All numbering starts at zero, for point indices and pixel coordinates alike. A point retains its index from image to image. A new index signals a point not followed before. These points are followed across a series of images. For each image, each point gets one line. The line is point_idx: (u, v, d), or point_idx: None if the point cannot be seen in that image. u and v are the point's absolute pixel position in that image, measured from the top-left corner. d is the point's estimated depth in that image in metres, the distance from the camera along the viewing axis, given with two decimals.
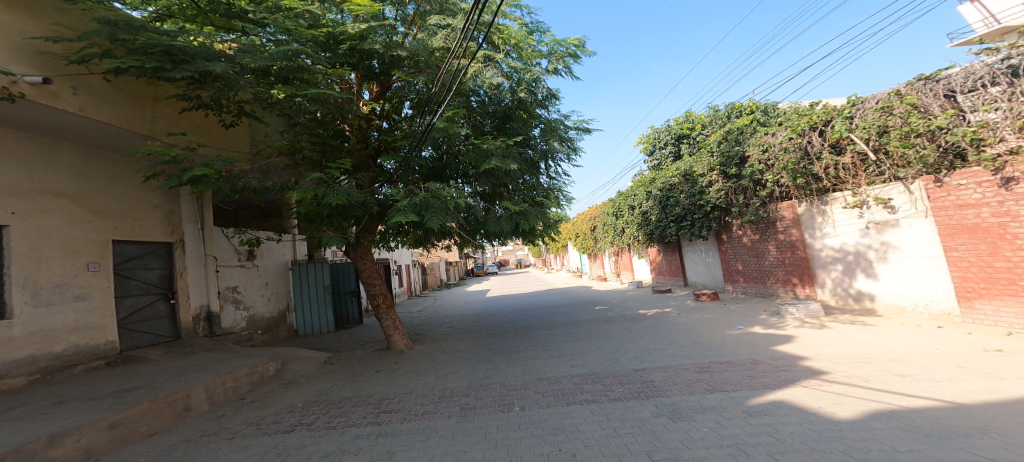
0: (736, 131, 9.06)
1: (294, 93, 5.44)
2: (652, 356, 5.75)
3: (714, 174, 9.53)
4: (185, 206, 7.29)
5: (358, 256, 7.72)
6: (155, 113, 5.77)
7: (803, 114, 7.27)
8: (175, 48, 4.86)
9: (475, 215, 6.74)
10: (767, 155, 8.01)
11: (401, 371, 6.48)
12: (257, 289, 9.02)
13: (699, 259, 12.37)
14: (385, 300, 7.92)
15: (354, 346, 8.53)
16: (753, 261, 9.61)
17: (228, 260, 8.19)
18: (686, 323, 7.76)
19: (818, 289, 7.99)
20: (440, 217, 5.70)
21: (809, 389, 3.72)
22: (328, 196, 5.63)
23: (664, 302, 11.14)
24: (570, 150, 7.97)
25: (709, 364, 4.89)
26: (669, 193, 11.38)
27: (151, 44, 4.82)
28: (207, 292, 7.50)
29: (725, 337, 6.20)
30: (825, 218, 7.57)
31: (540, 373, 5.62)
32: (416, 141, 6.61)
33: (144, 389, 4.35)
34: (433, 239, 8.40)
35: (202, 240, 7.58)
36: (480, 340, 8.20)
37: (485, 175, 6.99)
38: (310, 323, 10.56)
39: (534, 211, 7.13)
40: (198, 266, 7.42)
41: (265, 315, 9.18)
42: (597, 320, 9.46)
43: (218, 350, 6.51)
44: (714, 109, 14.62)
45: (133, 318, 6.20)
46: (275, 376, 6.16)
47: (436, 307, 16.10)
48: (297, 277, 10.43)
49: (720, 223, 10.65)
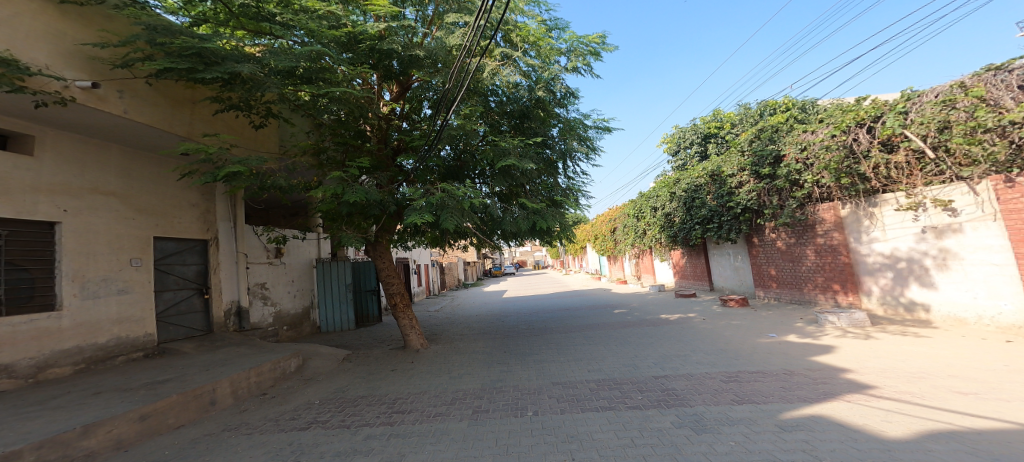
0: (769, 128, 8.61)
1: (320, 93, 5.49)
2: (674, 363, 5.47)
3: (744, 174, 9.09)
4: (220, 203, 7.48)
5: (377, 255, 7.74)
6: (193, 115, 5.94)
7: (847, 111, 6.86)
8: (208, 51, 5.00)
9: (491, 214, 6.58)
10: (807, 154, 7.55)
11: (417, 371, 6.44)
12: (283, 286, 9.22)
13: (726, 263, 11.85)
14: (402, 299, 7.90)
15: (373, 345, 8.58)
16: (788, 265, 9.09)
17: (257, 257, 8.38)
18: (712, 329, 7.40)
19: (864, 297, 7.45)
20: (456, 216, 5.62)
21: (852, 405, 3.42)
22: (347, 194, 5.64)
23: (689, 307, 10.71)
24: (589, 149, 7.74)
25: (737, 373, 4.59)
26: (695, 194, 10.98)
27: (184, 47, 4.96)
28: (237, 288, 7.68)
29: (754, 345, 5.84)
30: (872, 220, 7.07)
31: (556, 377, 5.44)
32: (432, 140, 6.55)
33: (175, 382, 4.45)
34: (452, 239, 8.33)
35: (235, 237, 7.77)
36: (497, 342, 8.09)
37: (501, 174, 6.88)
38: (333, 321, 10.73)
39: (551, 211, 6.93)
40: (230, 263, 7.60)
41: (290, 312, 9.37)
42: (617, 324, 9.18)
43: (245, 345, 6.66)
44: (744, 108, 14.04)
45: (170, 311, 6.41)
46: (296, 372, 6.24)
47: (455, 307, 16.13)
48: (321, 275, 10.62)
49: (750, 226, 10.16)
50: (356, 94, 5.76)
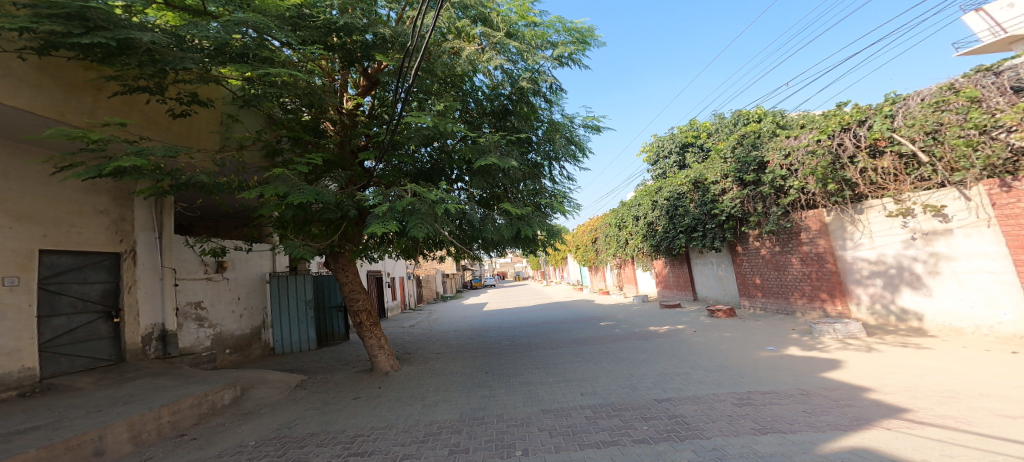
0: (751, 134, 8.39)
1: (259, 73, 4.73)
2: (673, 384, 4.91)
3: (728, 181, 8.83)
4: (140, 211, 6.50)
5: (339, 268, 6.89)
6: (95, 102, 5.13)
7: (830, 115, 6.63)
8: (92, 13, 4.24)
9: (470, 221, 5.89)
10: (792, 159, 7.31)
11: (383, 400, 5.60)
12: (225, 304, 8.16)
13: (710, 272, 11.61)
14: (369, 318, 7.06)
15: (334, 368, 7.62)
16: (773, 274, 8.83)
17: (190, 272, 7.35)
18: (704, 342, 6.94)
19: (853, 306, 7.18)
20: (426, 225, 4.82)
21: (896, 434, 2.92)
22: (292, 195, 4.77)
23: (675, 318, 10.30)
24: (579, 151, 7.18)
25: (750, 395, 4.09)
26: (677, 202, 10.74)
27: (60, 7, 4.14)
28: (161, 309, 6.64)
29: (756, 361, 5.37)
30: (858, 225, 6.87)
31: (546, 403, 4.79)
32: (408, 137, 5.89)
33: (43, 430, 3.52)
34: (425, 247, 7.59)
35: (160, 250, 6.77)
36: (476, 361, 7.35)
37: (480, 174, 6.26)
38: (288, 341, 9.67)
39: (537, 216, 6.33)
40: (152, 279, 6.59)
41: (235, 333, 8.30)
42: (605, 338, 8.60)
43: (166, 375, 5.64)
44: (720, 117, 14.13)
45: (62, 340, 5.34)
46: (230, 405, 5.26)
47: (430, 322, 15.19)
48: (276, 291, 9.58)
49: (734, 234, 9.90)
50: (291, 75, 4.92)
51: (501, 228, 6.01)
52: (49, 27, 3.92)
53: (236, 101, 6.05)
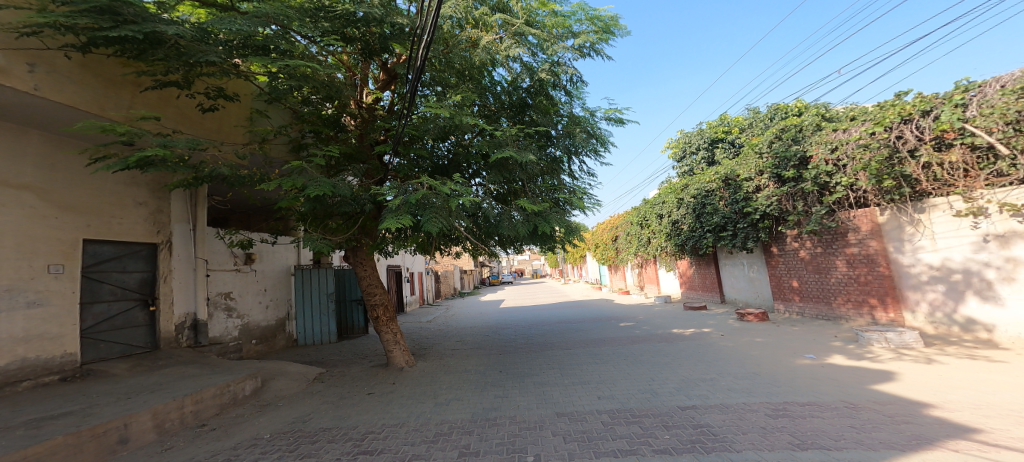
0: (793, 128, 7.94)
1: (269, 65, 4.69)
2: (701, 390, 4.59)
3: (764, 178, 8.36)
4: (176, 203, 6.57)
5: (357, 261, 6.87)
6: (134, 98, 5.16)
7: (888, 106, 6.18)
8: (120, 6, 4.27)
9: (486, 216, 5.70)
10: (841, 153, 6.83)
11: (395, 396, 5.53)
12: (253, 295, 8.31)
13: (739, 273, 11.06)
14: (386, 312, 7.03)
15: (352, 361, 7.64)
16: (814, 277, 8.25)
17: (221, 263, 7.47)
18: (734, 347, 6.55)
19: (908, 314, 6.58)
20: (437, 218, 4.65)
21: (964, 456, 2.58)
22: (308, 187, 4.65)
23: (701, 320, 9.84)
24: (601, 146, 6.84)
25: (785, 405, 3.78)
26: (705, 200, 10.26)
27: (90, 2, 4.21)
28: (194, 299, 6.74)
29: (793, 369, 4.98)
30: (918, 227, 6.26)
31: (559, 406, 4.58)
32: (425, 130, 5.78)
33: (72, 416, 3.58)
34: (442, 242, 7.47)
35: (194, 241, 6.86)
36: (491, 359, 7.19)
37: (497, 168, 6.08)
38: (310, 333, 9.80)
39: (555, 213, 6.07)
40: (186, 270, 6.68)
41: (261, 324, 8.44)
42: (625, 340, 8.29)
43: (194, 364, 5.73)
44: (754, 112, 13.44)
45: (102, 327, 5.45)
46: (252, 396, 5.29)
47: (448, 318, 15.19)
48: (299, 284, 9.71)
49: (769, 233, 9.34)
50: (315, 67, 4.90)
51: (517, 223, 5.79)
52: (77, 20, 3.96)
53: (262, 97, 6.11)
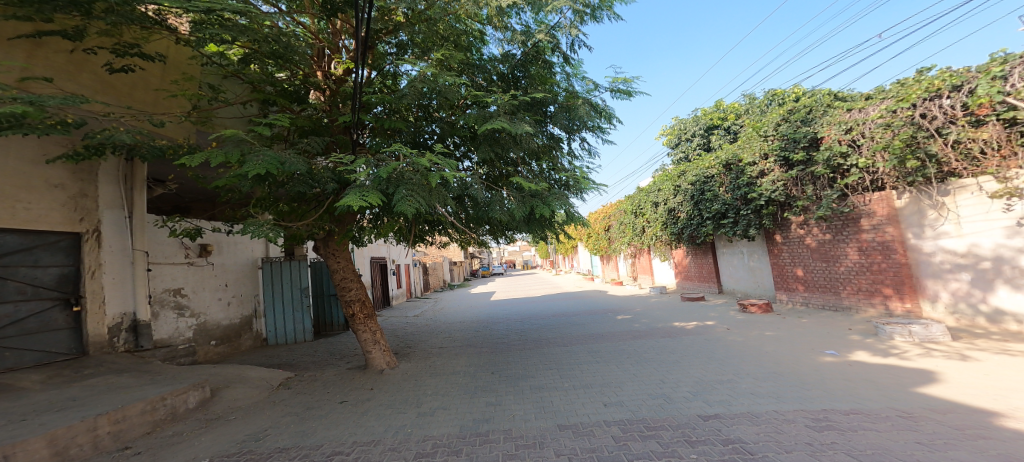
0: (803, 109, 7.44)
1: (183, 6, 3.85)
2: (720, 395, 4.02)
3: (769, 162, 7.90)
4: (104, 186, 5.65)
5: (329, 253, 6.13)
6: (29, 58, 4.33)
7: (913, 82, 5.65)
8: None
9: (476, 198, 5.02)
10: (857, 134, 6.34)
11: (371, 405, 4.85)
12: (210, 290, 7.46)
13: (739, 263, 10.67)
14: (363, 309, 6.30)
15: (326, 363, 6.91)
16: (820, 266, 7.82)
17: (165, 256, 6.61)
18: (744, 342, 6.07)
19: (926, 304, 6.19)
20: (413, 200, 3.89)
21: None
22: (247, 162, 3.81)
23: (701, 311, 9.38)
24: (604, 123, 6.16)
25: (824, 414, 3.27)
26: (706, 187, 9.87)
27: None
28: (132, 297, 5.89)
29: (820, 369, 4.46)
30: (942, 211, 5.84)
31: (562, 416, 3.98)
32: (402, 98, 5.00)
33: None
34: (425, 227, 6.77)
35: (130, 230, 5.98)
36: (481, 358, 6.57)
37: (488, 143, 5.36)
38: (282, 331, 8.99)
39: (553, 193, 5.40)
40: (122, 263, 5.81)
41: (221, 323, 7.61)
42: (626, 335, 7.75)
43: (133, 372, 4.90)
44: (750, 98, 13.10)
45: (8, 332, 4.60)
46: (199, 409, 4.51)
47: (435, 311, 14.53)
48: (268, 278, 8.90)
49: (774, 220, 8.82)
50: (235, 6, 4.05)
51: (510, 207, 5.12)
52: None
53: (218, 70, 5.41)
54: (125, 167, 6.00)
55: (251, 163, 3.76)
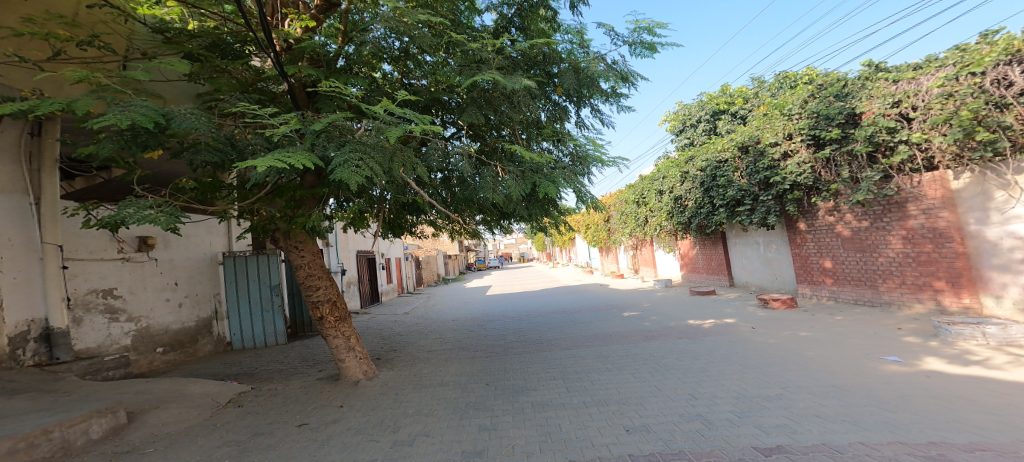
0: (835, 84, 6.71)
1: None
2: (777, 419, 3.15)
3: (796, 142, 7.08)
4: (1, 165, 4.66)
5: (292, 246, 5.16)
6: None
7: (978, 45, 4.98)
8: None
9: (466, 175, 4.12)
10: (907, 106, 5.61)
11: (338, 430, 3.92)
12: (154, 291, 6.51)
13: (754, 254, 9.94)
14: (334, 311, 5.31)
15: (294, 373, 5.95)
16: (854, 256, 7.04)
17: (90, 251, 5.67)
18: (779, 344, 5.26)
19: (989, 299, 5.37)
20: (361, 168, 2.92)
21: None
22: (104, 114, 2.75)
23: (717, 307, 8.57)
24: (621, 88, 5.28)
25: (937, 451, 2.41)
26: (717, 172, 9.06)
27: None
28: (42, 299, 4.94)
29: (892, 379, 3.62)
30: (1012, 192, 5.01)
31: (574, 449, 3.09)
32: (363, 42, 4.13)
33: None
34: (405, 213, 5.85)
35: (38, 220, 5.00)
36: (474, 366, 5.67)
37: (476, 104, 4.49)
38: (249, 334, 7.98)
39: (561, 171, 4.44)
40: (27, 259, 4.83)
41: (170, 327, 6.68)
42: (636, 335, 6.88)
43: (31, 396, 3.88)
44: (760, 82, 12.38)
45: None
46: (111, 442, 3.54)
47: (426, 308, 13.60)
48: (232, 274, 7.90)
49: (799, 207, 7.98)
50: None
51: (507, 184, 4.19)
52: None
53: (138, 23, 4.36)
54: (32, 145, 5.01)
55: (112, 115, 2.69)
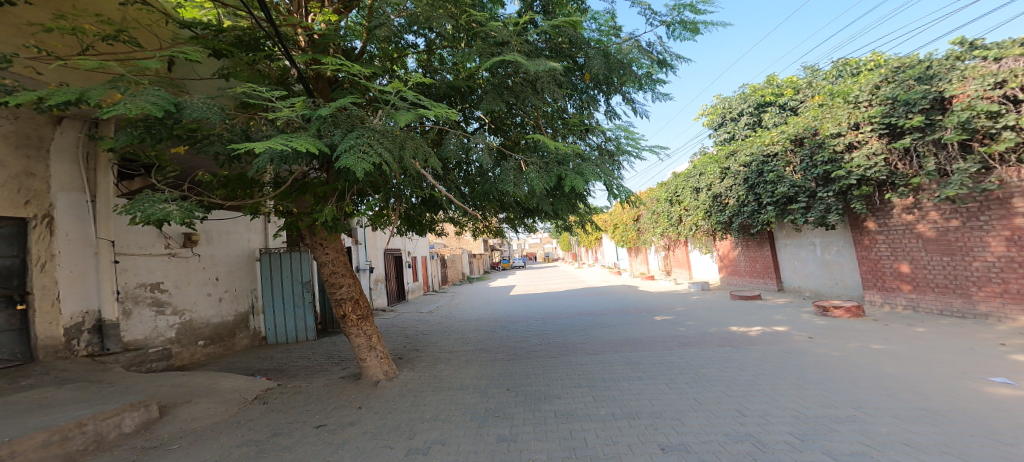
0: (917, 66, 5.89)
1: None
2: (852, 446, 2.61)
3: (869, 131, 6.29)
4: (59, 164, 4.91)
5: (317, 243, 5.09)
6: None
7: None
8: None
9: (486, 168, 3.85)
10: (1014, 87, 4.84)
11: (354, 432, 3.76)
12: (197, 286, 6.74)
13: (808, 256, 9.01)
14: (356, 309, 5.21)
15: (318, 370, 5.93)
16: (939, 260, 6.12)
17: (140, 246, 5.91)
18: (842, 356, 4.59)
19: None
20: (368, 153, 2.77)
21: None
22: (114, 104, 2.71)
23: (763, 313, 7.79)
24: (655, 73, 4.84)
25: None
26: (765, 166, 8.28)
27: None
28: (95, 292, 5.17)
29: (1000, 404, 2.96)
30: None
31: None
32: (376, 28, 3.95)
33: None
34: (425, 211, 5.68)
35: (93, 216, 5.24)
36: (497, 369, 5.40)
37: (493, 93, 4.20)
38: (282, 330, 8.14)
39: (591, 163, 4.09)
40: (83, 254, 5.06)
41: (210, 321, 6.88)
42: (671, 341, 6.33)
43: (69, 384, 3.98)
44: (811, 70, 11.36)
45: None
46: (135, 433, 3.54)
47: (454, 308, 13.54)
48: (267, 271, 8.06)
49: (867, 203, 7.08)
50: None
51: (530, 177, 3.89)
52: None
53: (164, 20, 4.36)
54: (88, 144, 5.24)
55: (122, 102, 2.66)
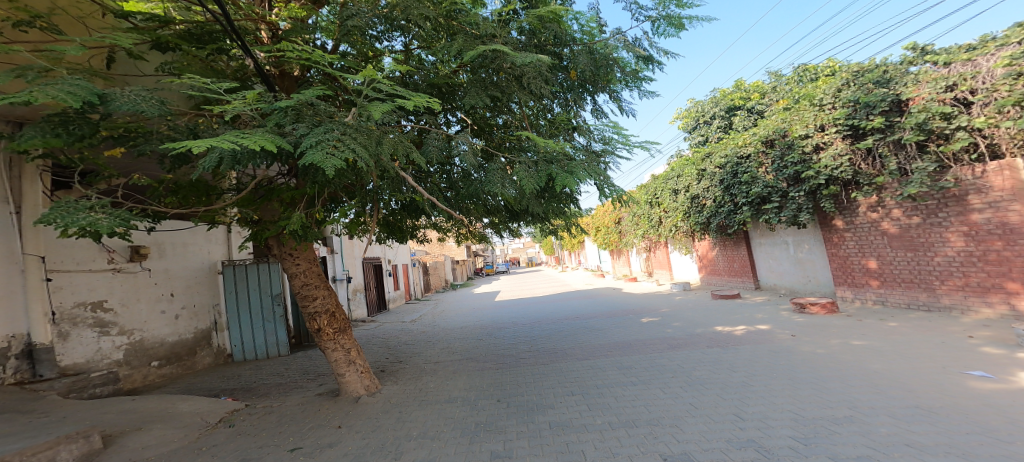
0: (874, 70, 6.15)
1: None
2: (855, 448, 2.58)
3: (833, 132, 6.49)
4: None
5: (287, 253, 4.76)
6: None
7: None
8: None
9: (471, 168, 3.66)
10: (965, 90, 5.13)
11: (335, 456, 3.46)
12: (148, 302, 6.21)
13: (783, 255, 9.27)
14: (333, 322, 4.88)
15: (291, 387, 5.53)
16: (904, 256, 6.36)
17: (78, 262, 5.39)
18: (828, 354, 4.65)
19: None
20: (337, 148, 2.52)
21: None
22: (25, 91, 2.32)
23: (745, 312, 7.92)
24: (638, 72, 4.77)
25: None
26: (739, 168, 8.48)
27: None
28: (23, 314, 4.65)
29: (987, 399, 3.01)
30: None
31: None
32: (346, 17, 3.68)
33: None
34: (405, 215, 5.42)
35: (20, 230, 4.70)
36: (484, 380, 5.18)
37: (473, 90, 4.02)
38: (250, 345, 7.62)
39: (581, 162, 3.96)
40: (7, 271, 4.53)
41: (165, 339, 6.34)
42: (659, 344, 6.29)
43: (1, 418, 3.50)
44: (777, 75, 11.77)
45: None
46: None
47: (435, 315, 13.17)
48: (232, 283, 7.52)
49: (836, 202, 7.31)
50: None
51: (517, 178, 3.72)
52: None
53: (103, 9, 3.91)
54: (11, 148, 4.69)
55: (29, 88, 2.28)
